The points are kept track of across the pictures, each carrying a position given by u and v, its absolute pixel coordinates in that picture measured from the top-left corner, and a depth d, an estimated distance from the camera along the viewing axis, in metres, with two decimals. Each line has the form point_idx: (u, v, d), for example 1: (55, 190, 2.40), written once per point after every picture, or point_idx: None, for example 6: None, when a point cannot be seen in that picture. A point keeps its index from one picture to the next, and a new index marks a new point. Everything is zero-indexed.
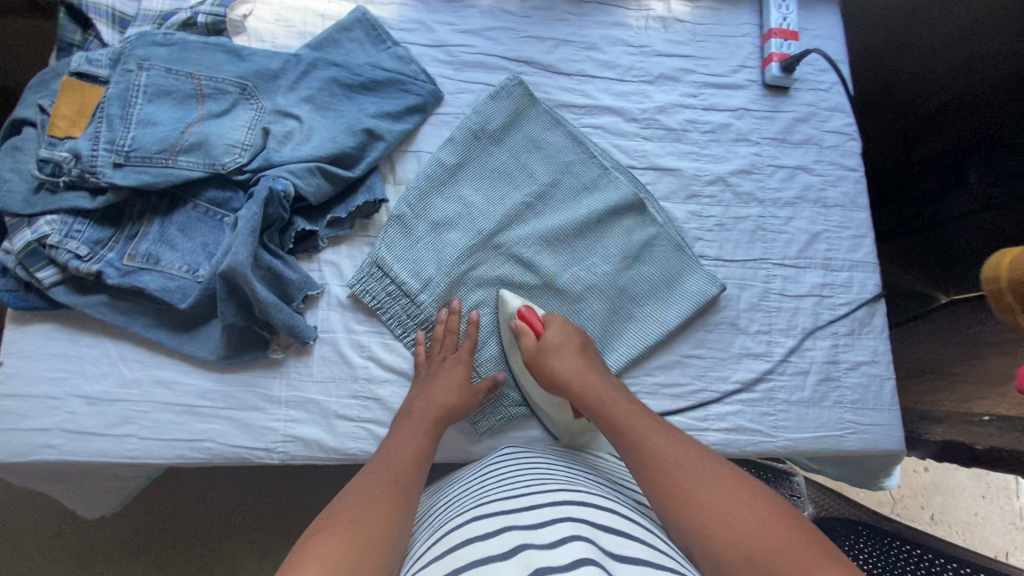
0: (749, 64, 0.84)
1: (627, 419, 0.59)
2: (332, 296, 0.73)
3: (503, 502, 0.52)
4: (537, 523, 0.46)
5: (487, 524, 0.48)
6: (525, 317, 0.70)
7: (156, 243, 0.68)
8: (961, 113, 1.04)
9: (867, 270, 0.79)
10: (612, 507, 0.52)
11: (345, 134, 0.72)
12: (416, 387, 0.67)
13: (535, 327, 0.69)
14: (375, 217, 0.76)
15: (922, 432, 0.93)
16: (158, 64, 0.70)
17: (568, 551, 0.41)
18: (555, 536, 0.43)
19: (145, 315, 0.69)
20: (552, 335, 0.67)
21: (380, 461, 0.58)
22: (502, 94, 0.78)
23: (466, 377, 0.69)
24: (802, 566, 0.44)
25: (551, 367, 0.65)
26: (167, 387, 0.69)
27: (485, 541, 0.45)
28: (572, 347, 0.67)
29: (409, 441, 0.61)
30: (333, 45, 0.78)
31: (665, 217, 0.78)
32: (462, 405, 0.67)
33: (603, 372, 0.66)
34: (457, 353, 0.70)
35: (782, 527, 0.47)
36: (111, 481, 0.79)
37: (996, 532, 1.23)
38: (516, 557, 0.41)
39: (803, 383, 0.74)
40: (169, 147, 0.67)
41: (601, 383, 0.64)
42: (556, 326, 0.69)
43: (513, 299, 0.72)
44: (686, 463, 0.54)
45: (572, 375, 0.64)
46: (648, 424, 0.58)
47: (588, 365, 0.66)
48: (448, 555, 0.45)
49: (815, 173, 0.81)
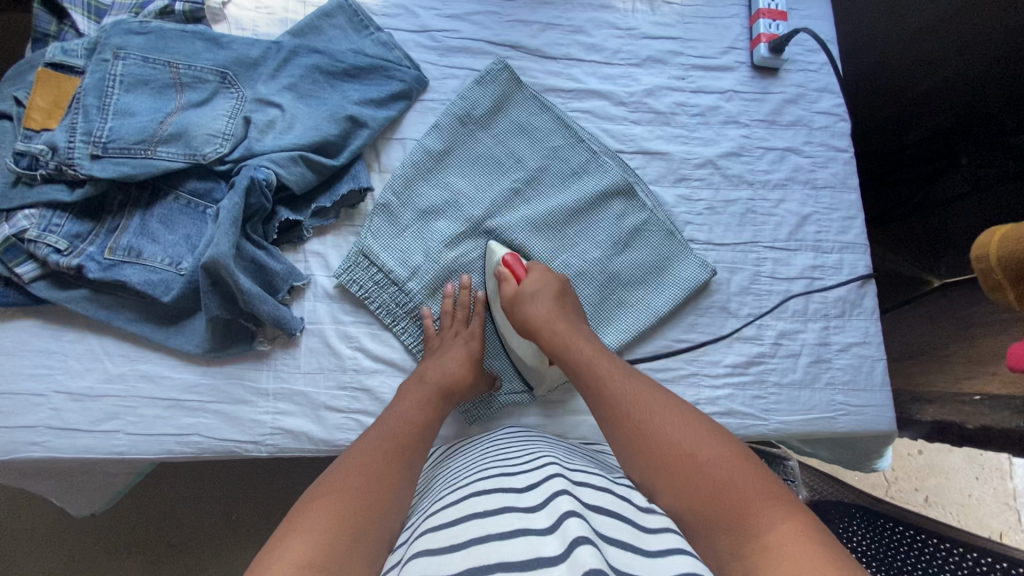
0: (738, 45, 0.83)
1: (590, 360, 0.59)
2: (318, 286, 0.72)
3: (502, 479, 0.51)
4: (535, 502, 0.46)
5: (486, 503, 0.47)
6: (511, 266, 0.70)
7: (137, 235, 0.67)
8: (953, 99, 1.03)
9: (858, 251, 0.78)
10: (608, 485, 0.52)
11: (327, 121, 0.71)
12: (428, 360, 0.67)
13: (516, 274, 0.69)
14: (360, 206, 0.75)
15: (914, 412, 0.91)
16: (135, 53, 0.68)
17: (568, 531, 0.40)
18: (553, 519, 0.42)
19: (128, 309, 0.68)
20: (529, 283, 0.67)
21: (380, 429, 0.57)
22: (487, 79, 0.77)
23: (479, 356, 0.68)
24: (746, 500, 0.44)
25: (522, 314, 0.65)
26: (154, 382, 0.68)
27: (483, 520, 0.44)
28: (548, 293, 0.67)
29: (410, 413, 0.60)
30: (314, 31, 0.77)
31: (654, 201, 0.77)
32: (471, 383, 0.66)
33: (574, 319, 0.66)
34: (470, 331, 0.70)
35: (733, 463, 0.48)
36: (101, 478, 0.78)
37: (989, 512, 1.24)
38: (514, 540, 0.41)
39: (795, 366, 0.73)
40: (148, 137, 0.66)
41: (567, 329, 0.63)
42: (537, 272, 0.68)
43: (501, 249, 0.72)
44: (645, 402, 0.54)
45: (540, 322, 0.64)
46: (609, 368, 0.58)
47: (556, 313, 0.65)
48: (445, 532, 0.44)
49: (805, 155, 0.80)
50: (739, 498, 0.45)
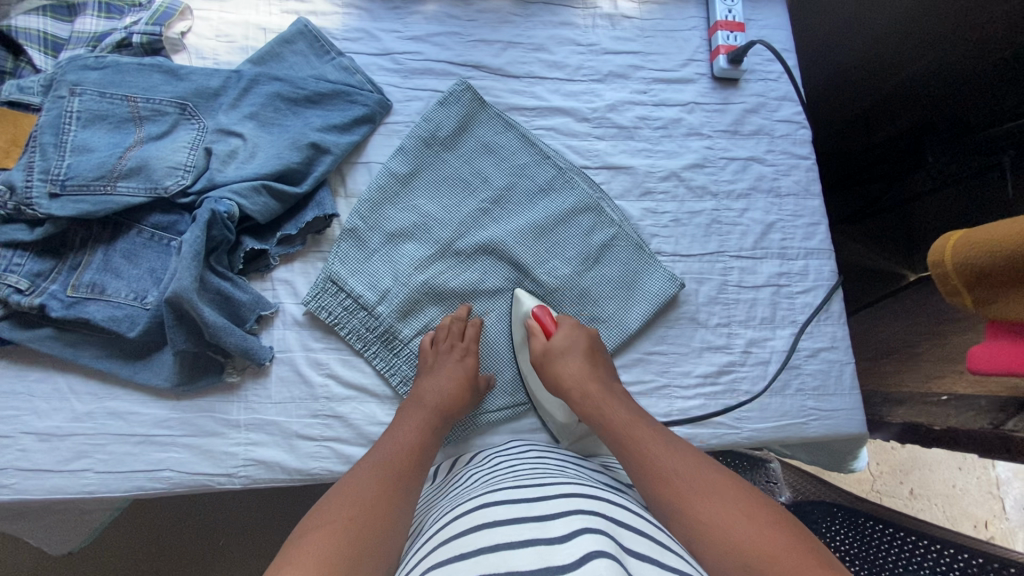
0: (698, 57, 0.84)
1: (625, 422, 0.61)
2: (287, 314, 0.72)
3: (514, 490, 0.52)
4: (549, 515, 0.47)
5: (497, 512, 0.48)
6: (538, 318, 0.71)
7: (100, 272, 0.67)
8: (922, 92, 1.04)
9: (823, 256, 0.79)
10: (620, 501, 0.53)
11: (289, 149, 0.71)
12: (423, 379, 0.67)
13: (546, 328, 0.70)
14: (326, 232, 0.74)
15: (884, 414, 0.96)
16: (92, 89, 0.68)
17: (581, 544, 0.41)
18: (569, 529, 0.44)
19: (93, 346, 0.67)
20: (560, 338, 0.68)
21: (378, 453, 0.59)
22: (451, 100, 0.77)
23: (473, 375, 0.69)
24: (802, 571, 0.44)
25: (556, 371, 0.67)
26: (123, 418, 0.67)
27: (494, 530, 0.46)
28: (579, 351, 0.68)
29: (409, 438, 0.61)
30: (276, 59, 0.77)
31: (621, 215, 0.78)
32: (465, 402, 0.67)
33: (608, 378, 0.67)
34: (465, 345, 0.70)
35: (782, 535, 0.47)
36: (75, 515, 0.77)
37: (974, 502, 1.26)
38: (527, 549, 0.42)
39: (764, 373, 0.74)
40: (106, 173, 0.65)
41: (601, 391, 0.65)
42: (566, 328, 0.70)
43: (528, 300, 0.73)
44: (686, 470, 0.54)
45: (573, 381, 0.65)
46: (649, 434, 0.59)
47: (589, 371, 0.66)
48: (457, 541, 0.46)
49: (767, 163, 0.81)
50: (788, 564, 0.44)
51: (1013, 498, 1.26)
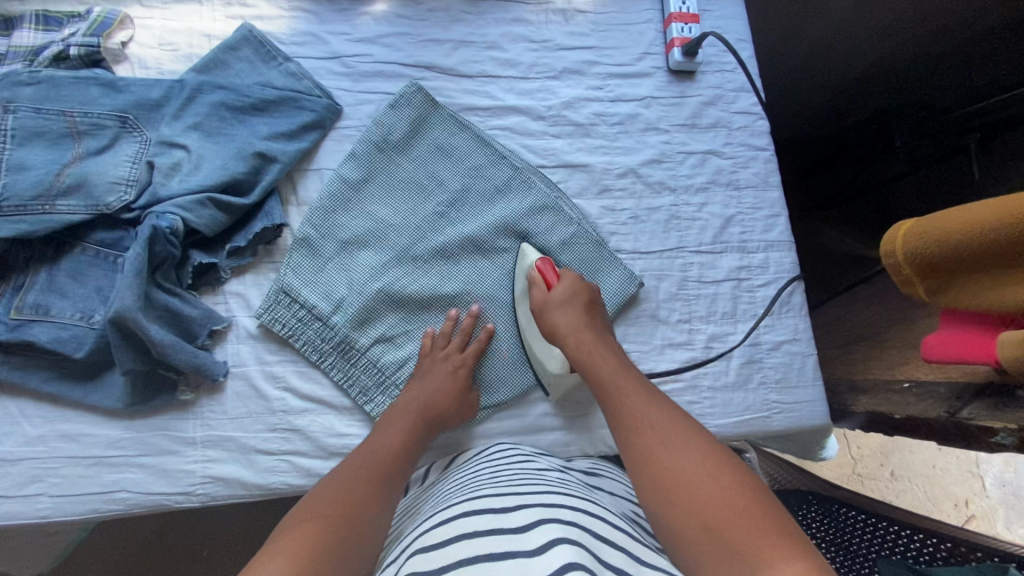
0: (653, 51, 0.83)
1: (612, 373, 0.60)
2: (241, 328, 0.71)
3: (491, 499, 0.51)
4: (525, 525, 0.46)
5: (475, 523, 0.47)
6: (540, 270, 0.71)
7: (44, 292, 0.65)
8: (892, 74, 1.01)
9: (783, 249, 0.79)
10: (600, 511, 0.51)
11: (235, 159, 0.70)
12: (408, 390, 0.66)
13: (548, 279, 0.70)
14: (278, 242, 0.73)
15: (850, 404, 0.92)
16: (26, 105, 0.66)
17: (560, 555, 0.40)
18: (540, 542, 0.43)
19: (42, 368, 0.66)
20: (557, 291, 0.68)
21: (349, 462, 0.58)
22: (402, 102, 0.76)
23: (464, 385, 0.68)
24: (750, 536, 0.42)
25: (551, 320, 0.66)
26: (75, 441, 0.66)
27: (472, 541, 0.44)
28: (575, 301, 0.67)
29: (382, 446, 0.60)
30: (220, 66, 0.75)
31: (579, 214, 0.77)
32: (448, 412, 0.66)
33: (602, 331, 0.66)
34: (463, 358, 0.69)
35: (745, 500, 0.45)
36: (36, 540, 0.76)
37: (954, 480, 1.26)
38: (503, 563, 0.41)
39: (726, 368, 0.74)
40: (44, 192, 0.63)
41: (592, 339, 0.64)
42: (567, 282, 0.68)
43: (532, 253, 0.73)
44: (662, 422, 0.53)
45: (563, 331, 0.65)
46: (633, 384, 0.58)
47: (585, 322, 0.65)
48: (435, 553, 0.44)
49: (725, 156, 0.81)
50: (741, 528, 0.43)
51: (993, 476, 1.26)
